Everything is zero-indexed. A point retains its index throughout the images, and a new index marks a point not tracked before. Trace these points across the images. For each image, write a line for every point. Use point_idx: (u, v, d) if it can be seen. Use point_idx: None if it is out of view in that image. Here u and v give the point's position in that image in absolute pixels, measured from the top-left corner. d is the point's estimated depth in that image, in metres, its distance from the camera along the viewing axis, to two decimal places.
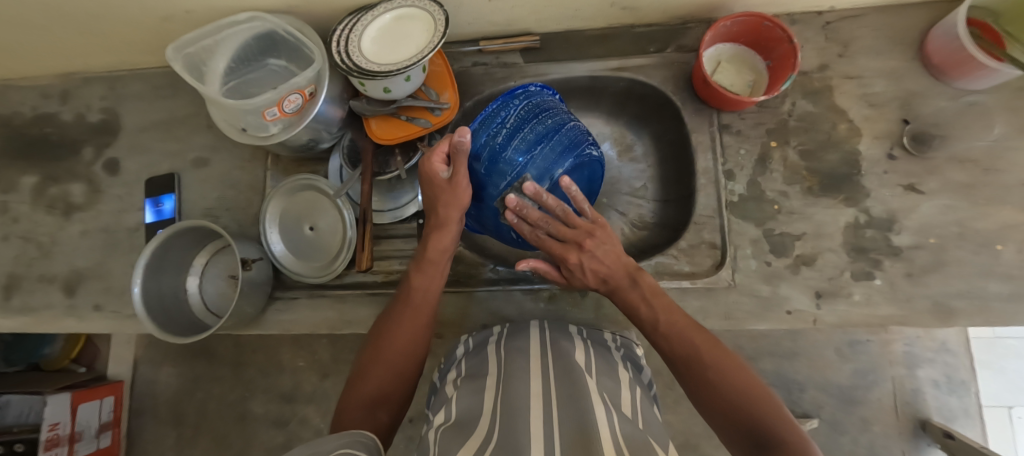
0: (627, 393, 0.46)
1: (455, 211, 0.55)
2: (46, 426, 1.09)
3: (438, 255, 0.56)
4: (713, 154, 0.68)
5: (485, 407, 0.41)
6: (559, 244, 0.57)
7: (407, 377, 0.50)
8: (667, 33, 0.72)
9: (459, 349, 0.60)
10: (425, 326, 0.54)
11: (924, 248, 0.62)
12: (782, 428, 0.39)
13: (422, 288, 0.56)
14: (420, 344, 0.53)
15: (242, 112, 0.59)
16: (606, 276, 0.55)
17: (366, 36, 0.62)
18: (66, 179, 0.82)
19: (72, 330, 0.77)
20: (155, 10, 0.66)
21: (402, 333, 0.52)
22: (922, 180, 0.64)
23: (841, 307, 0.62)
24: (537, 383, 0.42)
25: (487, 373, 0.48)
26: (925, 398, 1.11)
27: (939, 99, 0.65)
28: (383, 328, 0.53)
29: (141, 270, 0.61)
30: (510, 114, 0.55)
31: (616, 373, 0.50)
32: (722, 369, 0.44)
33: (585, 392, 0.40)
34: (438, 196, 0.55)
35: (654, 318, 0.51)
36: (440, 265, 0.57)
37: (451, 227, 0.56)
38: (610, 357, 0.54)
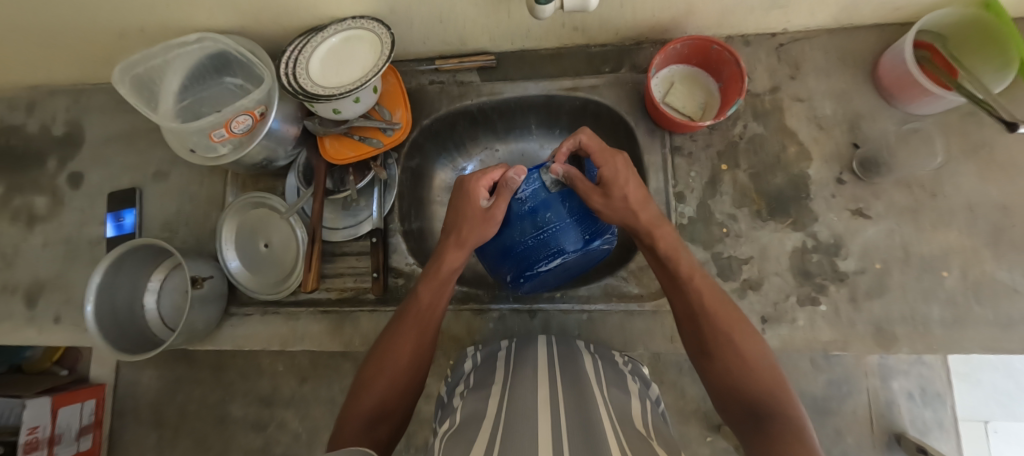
0: (633, 403, 0.49)
1: (473, 234, 0.56)
2: (24, 430, 1.01)
3: (449, 274, 0.56)
4: (665, 175, 0.68)
5: (488, 411, 0.44)
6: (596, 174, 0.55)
7: (409, 391, 0.49)
8: (620, 52, 0.73)
9: (467, 363, 0.62)
10: (430, 340, 0.53)
11: (868, 273, 0.62)
12: (781, 402, 0.41)
13: (429, 305, 0.54)
14: (423, 362, 0.52)
15: (188, 133, 0.59)
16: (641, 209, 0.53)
17: (315, 58, 0.62)
18: (30, 190, 0.83)
19: (33, 341, 0.77)
20: (109, 28, 0.67)
21: (407, 348, 0.51)
22: (870, 205, 0.64)
23: (784, 331, 0.62)
24: (543, 391, 0.46)
25: (492, 383, 0.52)
26: (900, 410, 1.06)
27: (887, 123, 0.65)
28: (388, 338, 0.52)
29: (93, 288, 0.61)
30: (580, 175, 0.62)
31: (625, 386, 0.53)
32: (735, 338, 0.46)
33: (590, 403, 0.43)
34: (468, 219, 0.56)
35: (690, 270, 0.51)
36: (447, 282, 0.56)
37: (467, 249, 0.56)
38: (617, 371, 0.57)
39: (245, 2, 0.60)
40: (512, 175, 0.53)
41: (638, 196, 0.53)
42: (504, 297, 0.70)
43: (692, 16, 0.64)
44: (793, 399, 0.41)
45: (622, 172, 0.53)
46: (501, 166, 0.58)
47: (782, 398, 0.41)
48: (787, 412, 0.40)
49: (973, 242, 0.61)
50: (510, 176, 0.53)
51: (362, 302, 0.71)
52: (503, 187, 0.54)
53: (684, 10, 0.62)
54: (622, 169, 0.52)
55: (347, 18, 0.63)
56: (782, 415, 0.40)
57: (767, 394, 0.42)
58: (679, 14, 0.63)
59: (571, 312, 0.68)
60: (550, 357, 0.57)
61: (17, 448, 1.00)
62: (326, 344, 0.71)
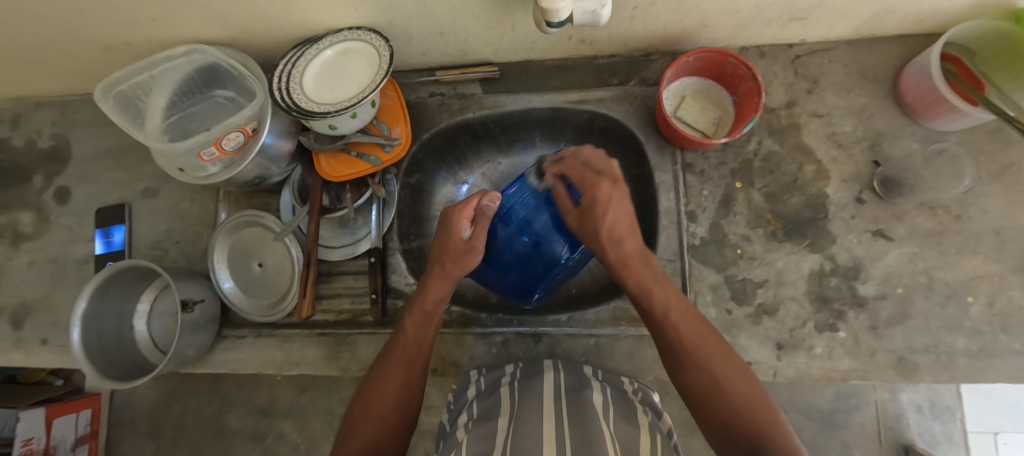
0: (647, 438, 0.45)
1: (456, 267, 0.53)
2: (19, 442, 0.97)
3: (433, 306, 0.53)
4: (675, 194, 0.65)
5: (494, 449, 0.41)
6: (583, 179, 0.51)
7: (400, 430, 0.48)
8: (629, 65, 0.70)
9: (470, 389, 0.59)
10: (420, 376, 0.51)
11: (888, 298, 0.60)
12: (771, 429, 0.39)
13: (415, 340, 0.52)
14: (411, 399, 0.50)
15: (175, 154, 0.56)
16: (622, 236, 0.49)
17: (309, 72, 0.59)
18: (16, 207, 0.80)
19: (20, 364, 0.75)
20: (94, 41, 0.63)
21: (392, 387, 0.48)
22: (891, 226, 0.61)
23: (801, 360, 0.59)
24: (551, 427, 0.43)
25: (498, 415, 0.49)
26: (908, 423, 1.03)
27: (909, 141, 0.62)
28: (374, 377, 0.50)
29: (81, 317, 0.58)
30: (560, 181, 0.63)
31: (636, 418, 0.50)
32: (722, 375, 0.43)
33: (600, 438, 0.40)
34: (450, 252, 0.53)
35: (666, 306, 0.47)
36: (434, 316, 0.54)
37: (451, 280, 0.54)
38: (629, 402, 0.54)
39: (236, 15, 0.57)
40: (487, 203, 0.51)
41: (623, 228, 0.49)
42: (507, 320, 0.67)
43: (706, 28, 0.61)
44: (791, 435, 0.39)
45: (611, 199, 0.48)
46: (479, 194, 0.54)
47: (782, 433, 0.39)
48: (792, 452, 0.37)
49: (1000, 268, 0.58)
50: (485, 204, 0.52)
51: (360, 325, 0.68)
52: (480, 214, 0.52)
53: (698, 22, 0.59)
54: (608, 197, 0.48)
55: (343, 29, 0.59)
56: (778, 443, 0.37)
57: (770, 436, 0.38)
58: (691, 27, 0.60)
59: (578, 337, 0.65)
60: (557, 383, 0.54)
61: None
62: (322, 369, 0.68)
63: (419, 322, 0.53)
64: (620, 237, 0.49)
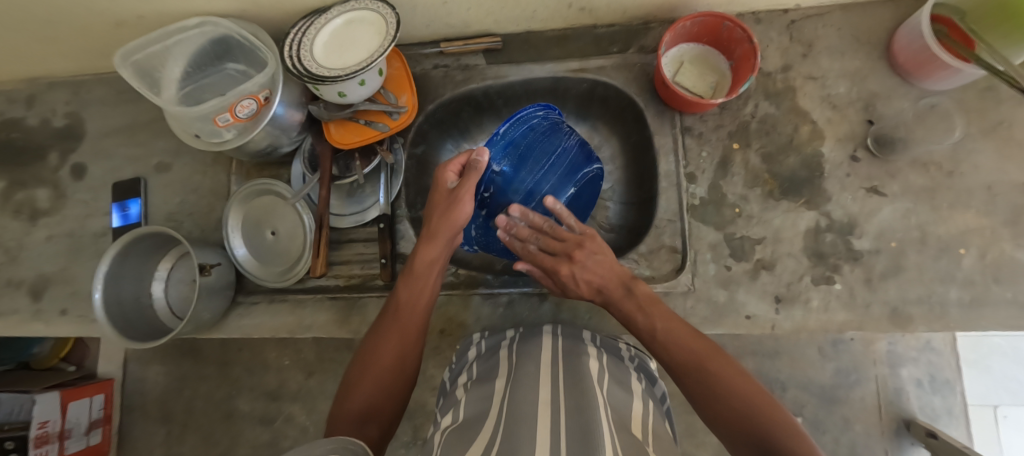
0: (639, 405, 0.45)
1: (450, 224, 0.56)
2: (34, 424, 1.06)
3: (425, 267, 0.56)
4: (675, 156, 0.67)
5: (491, 409, 0.42)
6: (549, 257, 0.57)
7: (398, 391, 0.49)
8: (627, 33, 0.71)
9: (471, 351, 0.61)
10: (416, 338, 0.53)
11: (883, 252, 0.61)
12: (780, 432, 0.36)
13: (408, 302, 0.55)
14: (408, 359, 0.51)
15: (190, 119, 0.59)
16: (602, 284, 0.54)
17: (319, 41, 0.62)
18: (33, 184, 0.83)
19: (41, 334, 0.77)
20: (107, 16, 0.65)
21: (386, 349, 0.50)
22: (885, 183, 0.63)
23: (798, 313, 0.61)
24: (546, 390, 0.42)
25: (496, 378, 0.49)
26: (908, 398, 1.05)
27: (902, 100, 0.64)
28: (373, 340, 0.52)
29: (100, 279, 0.60)
30: (538, 122, 0.59)
31: (630, 384, 0.50)
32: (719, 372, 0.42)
33: (591, 404, 0.39)
34: (437, 209, 0.56)
35: (650, 326, 0.48)
36: (426, 278, 0.56)
37: (439, 241, 0.55)
38: (622, 367, 0.54)
39: None
40: (475, 157, 0.52)
41: (600, 275, 0.54)
42: (512, 281, 0.69)
43: None
44: (805, 438, 0.36)
45: (576, 276, 0.55)
46: (466, 153, 0.57)
47: (785, 428, 0.37)
48: None
49: (990, 222, 0.60)
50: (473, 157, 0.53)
51: (370, 288, 0.71)
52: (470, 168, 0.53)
53: None
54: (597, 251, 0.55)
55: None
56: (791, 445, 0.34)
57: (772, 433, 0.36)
58: None
59: (582, 296, 0.67)
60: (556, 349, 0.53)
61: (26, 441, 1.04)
62: (334, 332, 0.70)
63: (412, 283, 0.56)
64: (597, 287, 0.54)
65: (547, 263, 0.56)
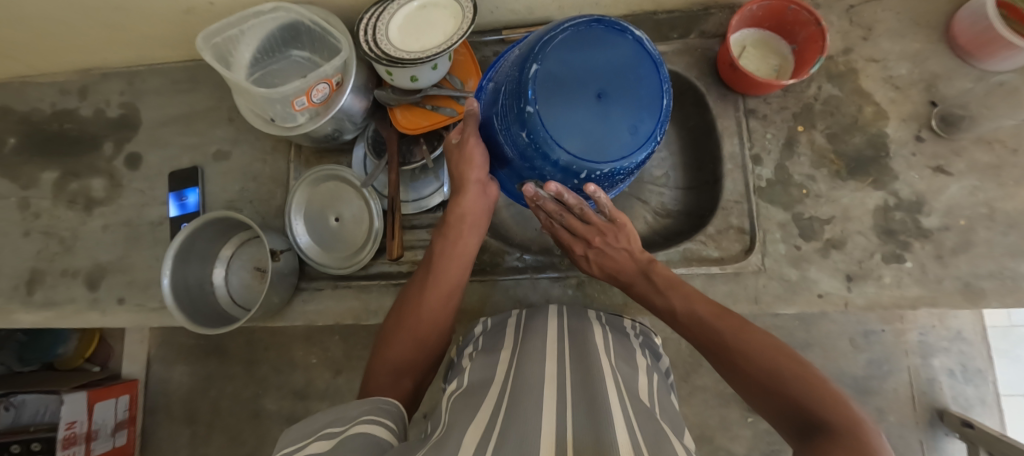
0: (644, 378, 0.47)
1: (472, 171, 0.52)
2: (63, 425, 1.05)
3: (458, 219, 0.55)
4: (740, 138, 0.68)
5: (497, 378, 0.42)
6: (569, 234, 0.60)
7: (431, 346, 0.51)
8: (687, 19, 0.72)
9: (476, 329, 0.60)
10: (451, 293, 0.54)
11: (952, 229, 0.62)
12: (815, 396, 0.36)
13: (443, 256, 0.55)
14: (446, 312, 0.53)
15: (270, 101, 0.59)
16: (618, 269, 0.58)
17: (393, 24, 0.62)
18: (87, 174, 0.83)
19: (98, 324, 0.77)
20: (179, 2, 0.66)
21: (427, 306, 0.52)
22: (950, 162, 0.64)
23: (871, 289, 0.62)
24: (552, 364, 0.43)
25: (503, 349, 0.50)
26: (940, 387, 1.06)
27: (964, 80, 0.65)
28: (409, 297, 0.54)
29: (170, 260, 0.60)
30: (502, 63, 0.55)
31: (635, 359, 0.52)
32: (743, 337, 0.44)
33: (597, 372, 0.40)
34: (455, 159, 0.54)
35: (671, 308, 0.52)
36: (460, 229, 0.55)
37: (469, 188, 0.53)
38: (627, 342, 0.56)
39: None
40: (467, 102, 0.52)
41: (619, 256, 0.58)
42: None
43: None
44: (840, 399, 0.35)
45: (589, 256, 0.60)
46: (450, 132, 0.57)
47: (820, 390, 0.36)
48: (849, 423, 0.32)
49: None
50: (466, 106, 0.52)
51: None
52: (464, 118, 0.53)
53: None
54: (620, 231, 0.57)
55: None
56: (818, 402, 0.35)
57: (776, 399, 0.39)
58: None
59: None
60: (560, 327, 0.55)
61: (56, 442, 1.04)
62: None
63: (445, 236, 0.55)
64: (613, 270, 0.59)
65: (565, 238, 0.61)
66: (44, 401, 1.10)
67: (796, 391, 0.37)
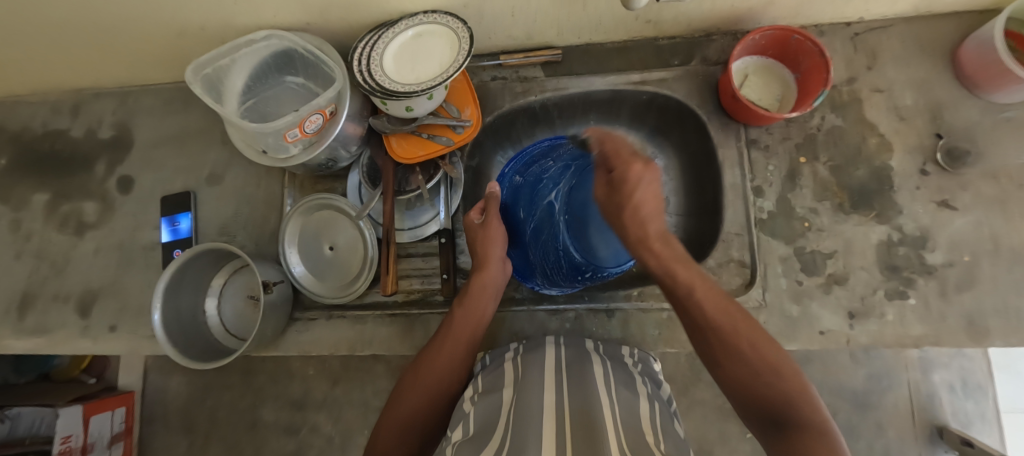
0: (646, 406, 0.47)
1: (494, 247, 0.62)
2: (58, 439, 1.05)
3: (481, 288, 0.61)
4: (741, 169, 0.67)
5: (500, 417, 0.43)
6: (625, 154, 0.53)
7: (442, 405, 0.53)
8: (689, 45, 0.71)
9: (477, 367, 0.63)
10: (467, 356, 0.57)
11: (957, 265, 0.61)
12: (801, 410, 0.36)
13: (462, 319, 0.59)
14: (461, 372, 0.56)
15: (262, 134, 0.57)
16: (647, 221, 0.51)
17: (388, 54, 0.61)
18: (78, 196, 0.81)
19: (89, 351, 0.75)
20: (169, 27, 0.64)
21: (443, 360, 0.55)
22: (956, 196, 0.62)
23: (873, 326, 0.61)
24: (551, 394, 0.44)
25: (502, 387, 0.51)
26: (941, 403, 1.05)
27: (970, 111, 0.64)
28: (425, 355, 0.57)
29: (161, 291, 0.59)
30: (535, 150, 0.66)
31: (635, 386, 0.52)
32: (762, 353, 0.40)
33: (596, 406, 0.41)
34: (480, 237, 0.63)
35: (686, 283, 0.46)
36: (481, 298, 0.60)
37: (491, 264, 0.61)
38: (627, 372, 0.56)
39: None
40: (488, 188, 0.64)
41: (649, 207, 0.51)
42: (578, 297, 0.68)
43: (771, 6, 0.63)
44: (822, 413, 0.36)
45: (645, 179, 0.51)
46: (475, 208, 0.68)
47: (805, 404, 0.36)
48: (827, 439, 0.33)
49: None
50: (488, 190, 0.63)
51: (431, 305, 0.70)
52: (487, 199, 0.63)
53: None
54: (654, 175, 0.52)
55: (419, 13, 0.61)
56: (801, 413, 0.36)
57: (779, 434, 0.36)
58: (758, 4, 0.62)
59: (650, 311, 0.66)
60: (559, 357, 0.57)
61: None
62: (395, 348, 0.69)
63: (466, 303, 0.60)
64: (645, 217, 0.51)
65: (626, 154, 0.53)
66: (39, 413, 1.10)
67: (777, 396, 0.37)
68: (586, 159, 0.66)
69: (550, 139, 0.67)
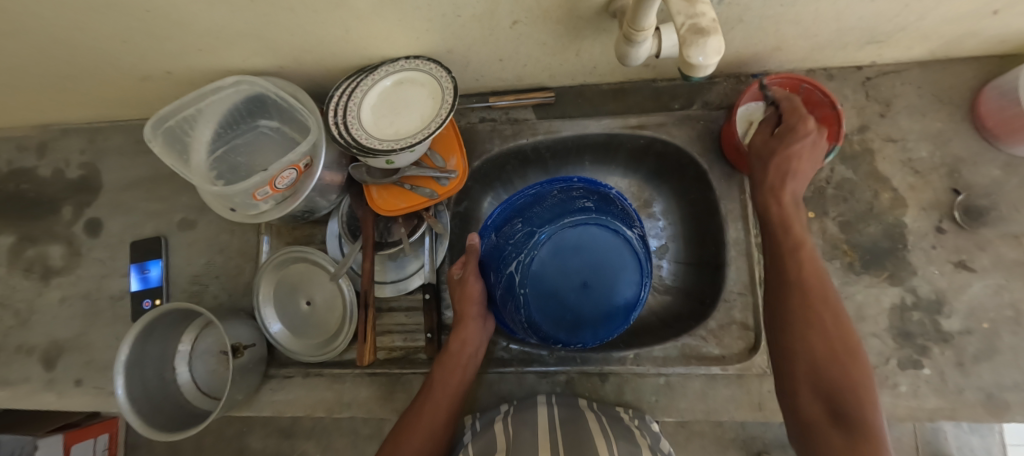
0: None
1: (470, 306, 0.59)
2: None
3: (460, 349, 0.57)
4: (745, 223, 0.63)
5: None
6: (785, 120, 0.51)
7: None
8: (690, 88, 0.67)
9: (465, 434, 0.59)
10: (446, 422, 0.54)
11: (974, 333, 0.57)
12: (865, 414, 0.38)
13: (442, 383, 0.56)
14: (440, 441, 0.53)
15: (229, 194, 0.53)
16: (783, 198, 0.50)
17: (366, 104, 0.56)
18: (44, 240, 0.77)
19: (53, 407, 0.71)
20: (133, 71, 0.60)
21: (424, 428, 0.52)
22: (974, 257, 0.58)
23: (885, 399, 0.56)
24: None
25: (494, 453, 0.48)
26: (946, 437, 0.94)
27: (989, 166, 0.60)
28: (404, 422, 0.54)
29: (122, 367, 0.55)
30: (518, 200, 0.61)
31: (634, 441, 0.50)
32: (848, 370, 0.41)
33: None
34: (460, 296, 0.59)
35: (794, 255, 0.47)
36: (461, 360, 0.57)
37: (469, 323, 0.58)
38: (624, 428, 0.54)
39: (287, 46, 0.54)
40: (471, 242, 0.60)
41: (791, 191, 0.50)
42: (570, 358, 0.64)
43: (777, 53, 0.59)
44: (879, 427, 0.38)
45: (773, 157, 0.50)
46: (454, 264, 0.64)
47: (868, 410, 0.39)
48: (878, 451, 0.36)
49: None
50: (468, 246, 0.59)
51: (413, 363, 0.65)
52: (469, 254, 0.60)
53: (771, 46, 0.57)
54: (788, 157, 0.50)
55: (400, 58, 0.57)
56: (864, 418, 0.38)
57: (834, 438, 0.38)
58: (763, 51, 0.58)
59: (646, 376, 0.62)
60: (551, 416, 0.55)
61: None
62: (375, 411, 0.65)
63: (446, 364, 0.57)
64: (779, 192, 0.51)
65: (793, 116, 0.50)
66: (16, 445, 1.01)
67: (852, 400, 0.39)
68: (573, 209, 0.59)
69: (535, 187, 0.61)
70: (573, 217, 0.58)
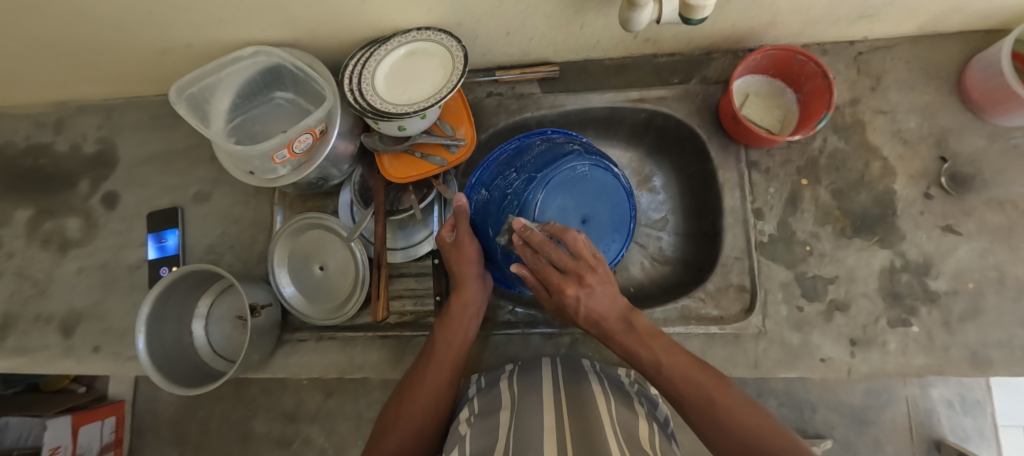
0: (645, 426, 0.47)
1: (470, 267, 0.60)
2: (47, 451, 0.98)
3: (461, 309, 0.59)
4: (741, 191, 0.66)
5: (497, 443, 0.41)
6: (557, 273, 0.48)
7: (426, 435, 0.51)
8: (689, 63, 0.70)
9: (471, 390, 0.61)
10: (451, 380, 0.56)
11: (960, 294, 0.60)
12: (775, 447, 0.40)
13: (444, 343, 0.57)
14: (445, 398, 0.54)
15: (248, 157, 0.55)
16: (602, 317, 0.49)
17: (380, 72, 0.59)
18: (62, 213, 0.79)
19: (72, 372, 0.73)
20: (153, 44, 0.62)
21: (428, 385, 0.54)
22: (960, 222, 0.61)
23: (875, 357, 0.59)
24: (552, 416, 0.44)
25: (501, 409, 0.49)
26: (938, 418, 0.97)
27: (975, 136, 0.63)
28: (409, 380, 0.56)
29: (145, 325, 0.57)
30: (500, 155, 0.61)
31: (632, 405, 0.51)
32: (732, 412, 0.42)
33: (597, 427, 0.40)
34: (456, 258, 0.60)
35: (655, 362, 0.47)
36: (463, 320, 0.58)
37: (469, 282, 0.59)
38: (624, 391, 0.55)
39: (303, 17, 0.57)
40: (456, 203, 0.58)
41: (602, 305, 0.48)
42: None
43: (773, 27, 0.62)
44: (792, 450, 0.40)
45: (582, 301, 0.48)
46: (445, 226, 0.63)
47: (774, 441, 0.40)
48: None
49: None
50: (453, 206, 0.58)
51: (423, 327, 0.68)
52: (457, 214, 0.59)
53: (767, 20, 0.59)
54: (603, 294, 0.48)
55: (412, 29, 0.59)
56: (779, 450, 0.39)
57: None
58: (760, 25, 0.61)
59: None
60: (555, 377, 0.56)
61: None
62: (386, 373, 0.66)
63: (448, 324, 0.58)
64: (595, 319, 0.49)
65: (555, 279, 0.48)
66: (27, 424, 1.02)
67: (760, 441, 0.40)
68: (564, 150, 0.57)
69: (517, 142, 0.61)
70: (567, 159, 0.54)
